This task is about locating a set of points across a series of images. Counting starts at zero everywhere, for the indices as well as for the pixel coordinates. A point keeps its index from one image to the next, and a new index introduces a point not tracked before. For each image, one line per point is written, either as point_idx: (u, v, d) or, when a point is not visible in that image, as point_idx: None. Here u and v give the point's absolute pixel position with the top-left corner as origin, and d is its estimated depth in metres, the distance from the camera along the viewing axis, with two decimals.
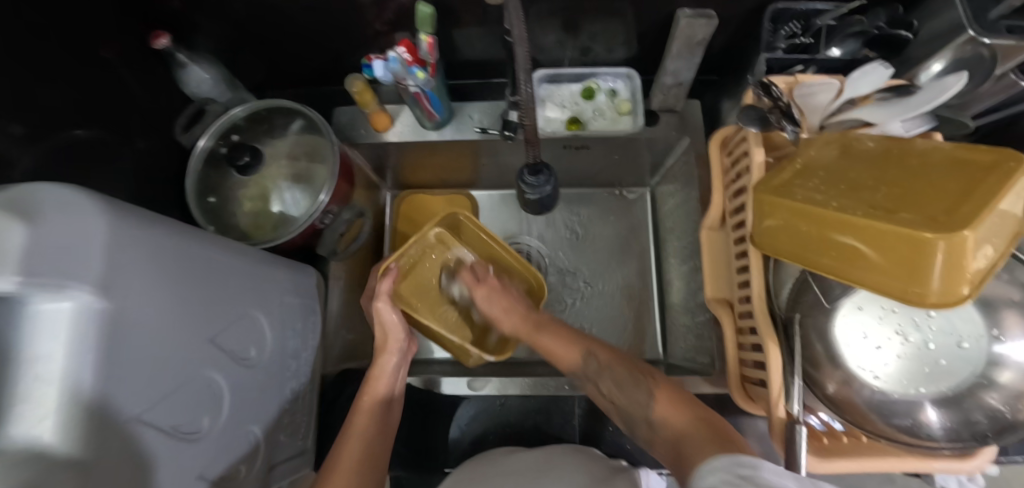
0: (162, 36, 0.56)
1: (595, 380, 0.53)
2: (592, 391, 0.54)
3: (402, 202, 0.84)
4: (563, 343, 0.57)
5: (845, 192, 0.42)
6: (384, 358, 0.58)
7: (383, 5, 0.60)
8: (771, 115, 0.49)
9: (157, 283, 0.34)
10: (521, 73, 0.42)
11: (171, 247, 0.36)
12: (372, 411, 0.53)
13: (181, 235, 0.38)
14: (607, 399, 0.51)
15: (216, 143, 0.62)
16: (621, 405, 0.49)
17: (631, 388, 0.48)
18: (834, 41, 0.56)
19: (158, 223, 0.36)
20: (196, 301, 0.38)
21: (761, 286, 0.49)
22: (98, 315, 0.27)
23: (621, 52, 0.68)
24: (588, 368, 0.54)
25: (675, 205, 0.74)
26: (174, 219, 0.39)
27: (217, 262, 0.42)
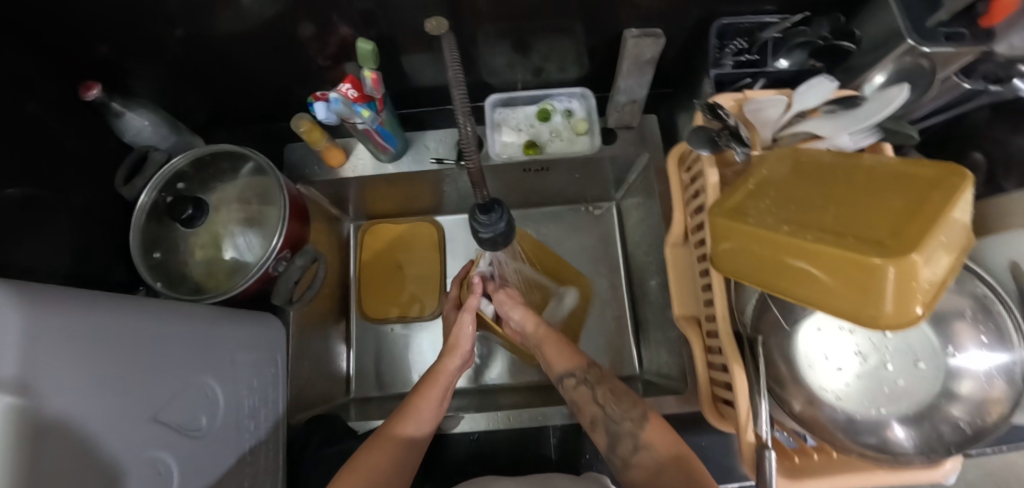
0: (93, 86, 0.53)
1: (592, 386, 0.53)
2: (581, 396, 0.53)
3: (365, 234, 0.82)
4: (567, 348, 0.58)
5: (795, 213, 0.41)
6: (451, 357, 0.60)
7: (326, 39, 0.58)
8: (720, 137, 0.48)
9: (89, 366, 0.31)
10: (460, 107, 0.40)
11: (101, 324, 0.33)
12: (433, 403, 0.55)
13: (112, 309, 0.35)
14: (596, 404, 0.51)
15: (159, 193, 0.59)
16: (613, 414, 0.50)
17: (623, 399, 0.51)
18: (781, 53, 0.56)
19: (84, 302, 0.33)
20: (135, 378, 0.36)
21: (724, 308, 0.49)
22: (18, 415, 0.25)
23: (574, 71, 0.67)
24: (587, 376, 0.54)
25: (640, 220, 0.73)
26: (103, 292, 0.36)
27: (159, 331, 0.39)
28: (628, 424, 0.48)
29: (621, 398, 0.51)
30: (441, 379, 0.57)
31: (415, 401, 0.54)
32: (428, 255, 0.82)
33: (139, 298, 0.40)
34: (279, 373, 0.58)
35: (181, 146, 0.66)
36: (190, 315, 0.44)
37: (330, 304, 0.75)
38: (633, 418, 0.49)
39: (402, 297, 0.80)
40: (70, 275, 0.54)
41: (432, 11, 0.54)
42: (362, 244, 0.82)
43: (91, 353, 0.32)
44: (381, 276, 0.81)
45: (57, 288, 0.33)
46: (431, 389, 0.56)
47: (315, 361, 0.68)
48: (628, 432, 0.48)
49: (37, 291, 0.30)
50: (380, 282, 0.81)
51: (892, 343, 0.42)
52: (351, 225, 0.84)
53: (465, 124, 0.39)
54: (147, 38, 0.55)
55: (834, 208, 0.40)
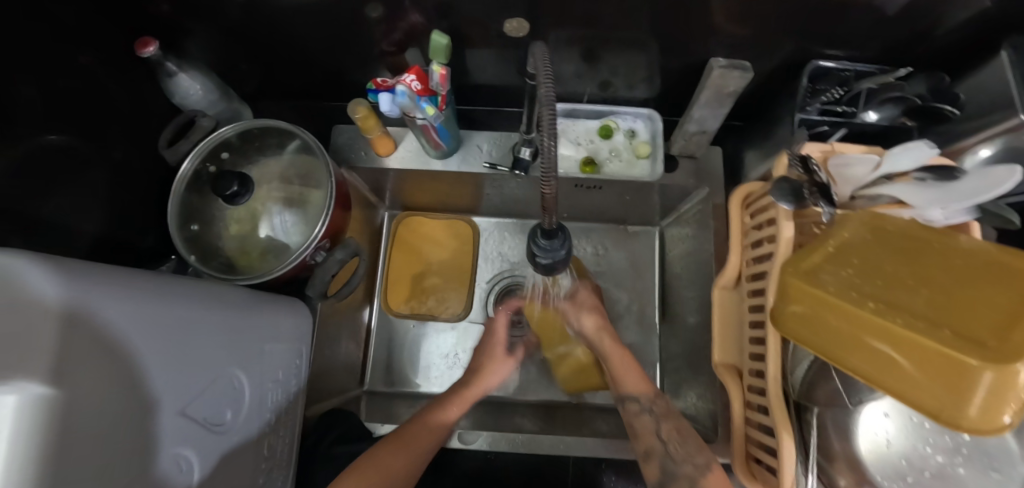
0: (150, 43, 0.51)
1: (658, 420, 0.54)
2: (643, 425, 0.55)
3: (398, 225, 0.80)
4: (636, 373, 0.59)
5: (880, 289, 0.39)
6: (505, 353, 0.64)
7: (394, 24, 0.56)
8: (805, 189, 0.45)
9: (126, 355, 0.29)
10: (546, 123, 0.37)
11: (142, 310, 0.32)
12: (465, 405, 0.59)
13: (150, 294, 0.33)
14: (660, 439, 0.53)
15: (202, 164, 0.57)
16: (675, 455, 0.51)
17: (687, 442, 0.52)
18: (871, 105, 0.53)
19: (125, 285, 0.31)
20: (169, 369, 0.34)
21: (775, 368, 0.47)
22: (53, 409, 0.22)
23: (641, 90, 0.64)
24: (653, 407, 0.56)
25: (685, 253, 0.71)
26: (143, 274, 0.35)
27: (195, 319, 0.37)
28: (689, 467, 0.50)
29: (685, 441, 0.52)
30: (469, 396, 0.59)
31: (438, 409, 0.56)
32: (458, 250, 0.80)
33: (181, 280, 0.39)
34: (303, 366, 0.56)
35: (228, 113, 0.63)
36: (227, 302, 0.43)
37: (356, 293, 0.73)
38: (697, 463, 0.50)
39: (428, 287, 0.78)
40: (100, 234, 0.53)
41: (512, 12, 0.51)
42: (393, 235, 0.80)
43: (128, 342, 0.30)
44: (408, 266, 0.79)
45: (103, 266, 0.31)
46: (469, 391, 0.60)
47: (335, 350, 0.66)
48: (686, 475, 0.49)
49: (82, 271, 0.28)
50: (405, 273, 0.79)
51: (966, 445, 0.40)
52: (385, 213, 0.82)
53: (546, 145, 0.36)
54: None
55: (927, 292, 0.37)
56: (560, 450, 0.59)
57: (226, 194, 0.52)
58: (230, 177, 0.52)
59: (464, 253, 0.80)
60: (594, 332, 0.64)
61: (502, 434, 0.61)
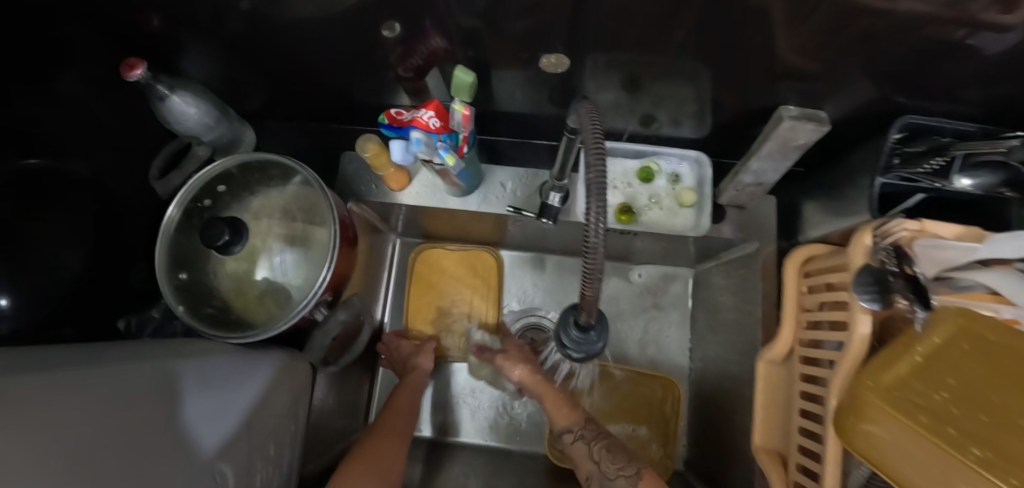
0: (138, 66, 0.44)
1: (589, 442, 0.54)
2: (578, 451, 0.54)
3: (416, 257, 0.74)
4: (564, 401, 0.58)
5: (990, 427, 0.31)
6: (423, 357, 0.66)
7: (413, 48, 0.49)
8: (893, 282, 0.38)
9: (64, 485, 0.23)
10: (592, 201, 0.29)
11: (83, 419, 0.27)
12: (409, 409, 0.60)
13: (95, 403, 0.29)
14: (592, 460, 0.53)
15: (195, 197, 0.51)
16: (607, 471, 0.50)
17: (616, 457, 0.52)
18: (965, 170, 0.45)
19: (57, 404, 0.27)
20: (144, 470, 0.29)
21: (834, 481, 0.41)
22: None
23: (689, 128, 0.57)
24: (585, 432, 0.55)
25: (722, 308, 0.64)
26: (63, 385, 0.29)
27: (156, 418, 0.33)
28: (621, 481, 0.49)
29: (615, 456, 0.52)
30: (415, 383, 0.63)
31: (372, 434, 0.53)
32: (479, 282, 0.74)
33: (140, 377, 0.35)
34: (301, 429, 0.51)
35: (227, 136, 0.57)
36: (201, 388, 0.39)
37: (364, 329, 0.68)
38: (626, 475, 0.49)
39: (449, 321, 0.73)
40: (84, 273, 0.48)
41: (553, 42, 0.44)
42: (409, 268, 0.74)
43: (75, 454, 0.25)
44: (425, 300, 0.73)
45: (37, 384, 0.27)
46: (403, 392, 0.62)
47: (337, 395, 0.62)
48: None
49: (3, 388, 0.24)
50: (421, 308, 0.73)
51: None
52: (396, 240, 0.76)
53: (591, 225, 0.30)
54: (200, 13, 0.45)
55: None
56: None
57: (217, 244, 0.45)
58: (221, 224, 0.46)
59: (484, 289, 0.73)
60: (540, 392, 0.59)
61: None
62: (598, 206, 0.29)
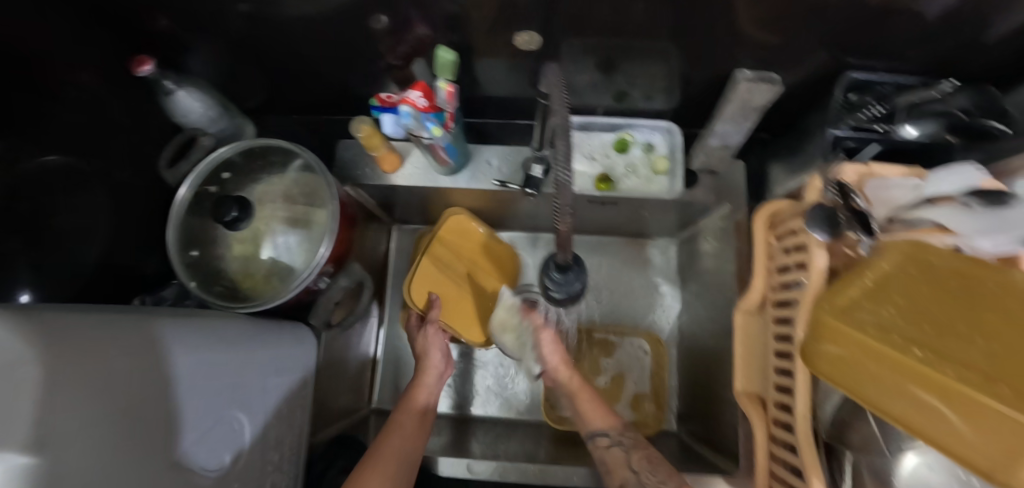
0: (145, 63, 0.49)
1: (626, 449, 0.51)
2: (614, 457, 0.50)
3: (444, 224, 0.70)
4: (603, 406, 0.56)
5: (924, 333, 0.36)
6: (426, 375, 0.59)
7: (400, 37, 0.53)
8: (841, 217, 0.42)
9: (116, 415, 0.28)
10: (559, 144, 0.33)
11: (132, 364, 0.30)
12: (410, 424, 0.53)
13: (145, 347, 0.32)
14: (629, 468, 0.48)
15: (203, 183, 0.55)
16: (646, 482, 0.46)
17: (658, 468, 0.47)
18: (912, 119, 0.48)
19: (134, 332, 0.32)
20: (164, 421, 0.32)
21: (804, 406, 0.44)
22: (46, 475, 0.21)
23: (660, 102, 0.61)
24: (622, 439, 0.52)
25: (703, 271, 0.68)
26: (136, 318, 0.33)
27: (204, 359, 0.37)
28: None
29: (658, 469, 0.47)
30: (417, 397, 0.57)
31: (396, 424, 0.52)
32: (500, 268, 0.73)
33: (180, 321, 0.37)
34: (308, 394, 0.55)
35: (230, 130, 0.61)
36: (235, 337, 0.43)
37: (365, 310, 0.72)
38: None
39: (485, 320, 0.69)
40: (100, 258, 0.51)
41: (526, 23, 0.48)
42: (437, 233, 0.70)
43: (133, 382, 0.30)
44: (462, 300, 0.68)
45: (92, 319, 0.30)
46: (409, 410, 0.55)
47: (341, 371, 0.65)
48: None
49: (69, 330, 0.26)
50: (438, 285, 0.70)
51: None
52: (393, 228, 0.79)
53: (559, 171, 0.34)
54: (207, 13, 0.49)
55: (980, 340, 0.33)
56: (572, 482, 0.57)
57: (226, 220, 0.49)
58: (229, 202, 0.49)
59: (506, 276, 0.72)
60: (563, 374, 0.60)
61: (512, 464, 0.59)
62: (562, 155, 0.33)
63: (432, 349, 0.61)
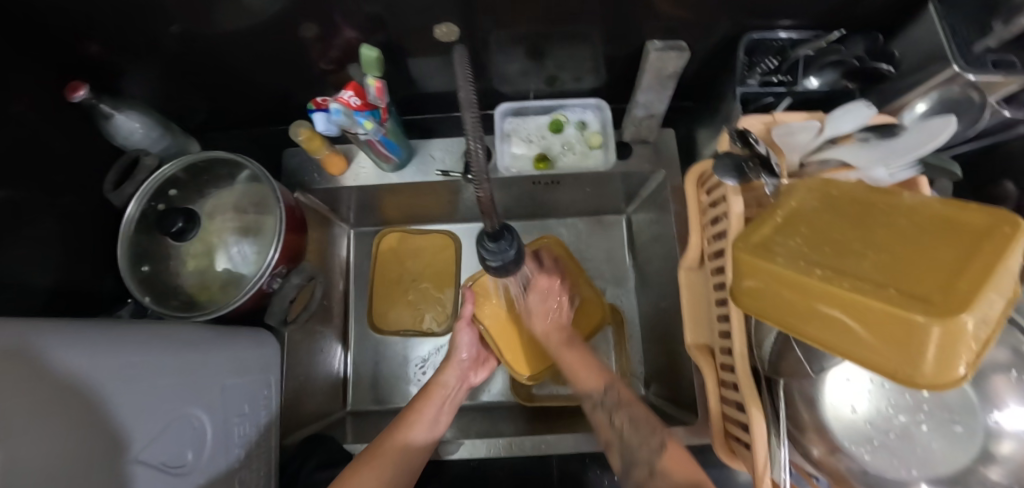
0: (79, 88, 0.50)
1: (611, 412, 0.54)
2: (598, 419, 0.54)
3: (380, 242, 0.79)
4: (590, 369, 0.59)
5: (828, 256, 0.38)
6: (447, 372, 0.64)
7: (330, 42, 0.55)
8: (748, 164, 0.45)
9: (60, 416, 0.28)
10: (466, 115, 0.33)
11: (69, 367, 0.30)
12: (428, 417, 0.58)
13: (83, 352, 0.32)
14: (615, 430, 0.52)
15: (150, 202, 0.56)
16: (631, 442, 0.50)
17: (641, 426, 0.51)
18: (811, 71, 0.54)
19: (66, 341, 0.32)
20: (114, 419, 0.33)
21: (741, 345, 0.47)
22: None
23: (589, 81, 0.64)
24: (606, 399, 0.55)
25: (651, 238, 0.71)
26: (68, 327, 0.33)
27: (149, 365, 0.38)
28: (646, 452, 0.48)
29: (638, 426, 0.51)
30: (436, 394, 0.61)
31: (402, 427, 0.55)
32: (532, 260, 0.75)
33: (119, 331, 0.38)
34: (273, 396, 0.56)
35: (174, 148, 0.62)
36: (180, 345, 0.43)
37: (330, 313, 0.73)
38: (651, 446, 0.49)
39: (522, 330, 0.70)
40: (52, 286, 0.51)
41: (445, 15, 0.50)
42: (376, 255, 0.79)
43: (75, 387, 0.30)
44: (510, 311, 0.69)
45: (27, 328, 0.30)
46: (427, 402, 0.60)
47: (310, 373, 0.66)
48: (644, 460, 0.48)
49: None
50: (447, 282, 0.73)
51: (927, 401, 0.39)
52: (351, 232, 0.81)
53: (475, 148, 0.33)
54: (138, 35, 0.51)
55: (872, 254, 0.37)
56: (544, 451, 0.59)
57: (172, 231, 0.52)
58: (175, 213, 0.53)
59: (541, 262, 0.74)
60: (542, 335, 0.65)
61: (482, 440, 0.61)
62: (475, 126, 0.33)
63: (461, 347, 0.67)
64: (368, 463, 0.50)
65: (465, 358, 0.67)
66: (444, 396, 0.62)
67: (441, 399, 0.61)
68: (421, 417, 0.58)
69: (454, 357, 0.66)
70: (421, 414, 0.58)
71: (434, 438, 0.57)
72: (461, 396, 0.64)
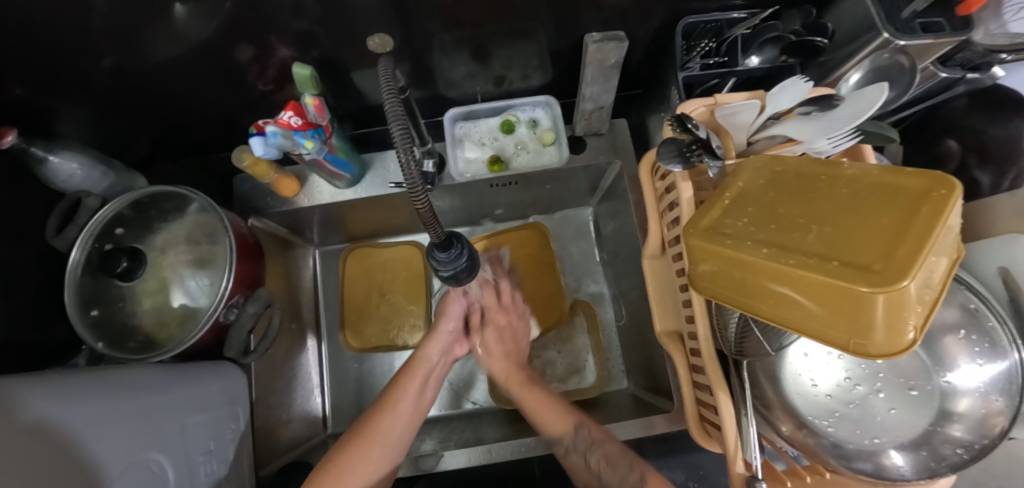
0: (7, 134, 0.46)
1: (585, 453, 0.52)
2: (575, 463, 0.52)
3: (348, 260, 0.78)
4: (552, 410, 0.56)
5: (774, 234, 0.38)
6: (429, 346, 0.61)
7: (266, 63, 0.54)
8: (691, 150, 0.46)
9: (25, 460, 0.28)
10: (390, 125, 0.30)
11: (24, 413, 0.30)
12: (411, 396, 0.56)
13: (22, 404, 0.30)
14: (592, 473, 0.51)
15: (95, 243, 0.54)
16: (609, 485, 0.49)
17: (617, 467, 0.49)
18: (752, 49, 0.54)
19: (15, 390, 0.31)
20: (72, 468, 0.31)
21: (705, 330, 0.45)
22: None
23: (537, 78, 0.64)
24: (578, 443, 0.53)
25: (616, 228, 0.72)
26: (17, 376, 0.32)
27: (106, 409, 0.37)
28: None
29: (615, 465, 0.49)
30: (419, 370, 0.58)
31: (383, 411, 0.53)
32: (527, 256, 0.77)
33: (62, 379, 0.36)
34: (240, 430, 0.55)
35: (120, 186, 0.61)
36: (136, 386, 0.42)
37: (301, 335, 0.72)
38: (632, 487, 0.47)
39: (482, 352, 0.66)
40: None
41: (379, 25, 0.49)
42: (344, 271, 0.78)
43: (32, 435, 0.29)
44: (495, 318, 0.64)
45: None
46: (410, 380, 0.57)
47: (284, 399, 0.65)
48: None
49: None
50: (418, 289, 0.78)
51: (883, 370, 0.39)
52: (317, 252, 0.81)
53: (405, 160, 0.31)
54: (66, 73, 0.49)
55: (817, 227, 0.36)
56: (524, 454, 0.59)
57: (117, 272, 0.51)
58: (119, 253, 0.52)
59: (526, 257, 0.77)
60: (504, 375, 0.62)
61: (463, 449, 0.61)
62: (401, 135, 0.30)
63: (448, 319, 0.62)
64: (357, 449, 0.50)
65: (452, 330, 0.62)
66: (427, 372, 0.59)
67: (424, 375, 0.58)
68: (403, 396, 0.55)
69: (440, 329, 0.61)
70: (404, 394, 0.55)
71: (420, 413, 0.56)
72: (444, 370, 0.61)
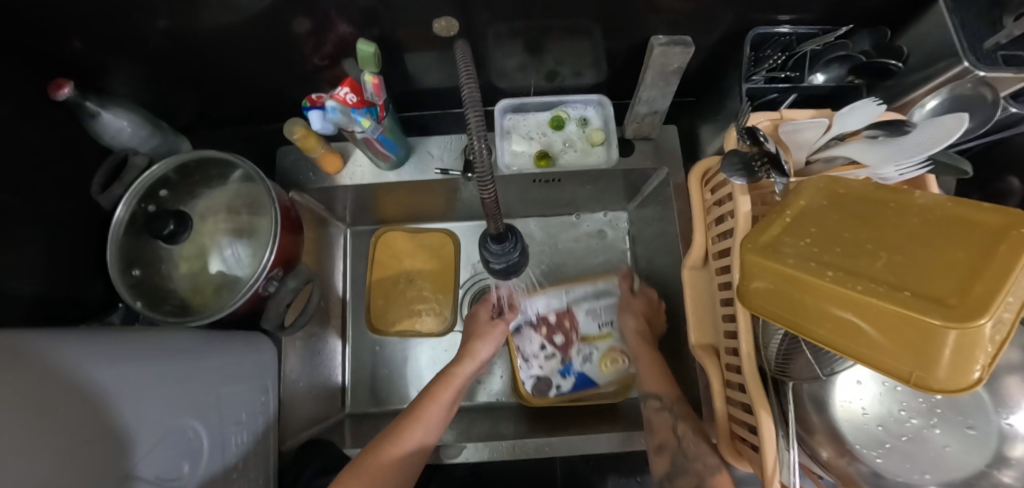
0: (64, 85, 0.46)
1: (676, 417, 0.56)
2: (660, 420, 0.57)
3: (379, 241, 0.78)
4: (662, 373, 0.62)
5: (837, 257, 0.37)
6: (468, 362, 0.63)
7: (324, 37, 0.54)
8: (757, 163, 0.45)
9: (58, 421, 0.27)
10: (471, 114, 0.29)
11: (65, 374, 0.29)
12: (443, 406, 0.57)
13: (64, 363, 0.30)
14: (673, 434, 0.54)
15: (140, 203, 0.54)
16: (687, 449, 0.52)
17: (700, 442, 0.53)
18: (818, 67, 0.53)
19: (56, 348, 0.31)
20: (112, 432, 0.31)
21: (748, 343, 0.44)
22: None
23: (590, 76, 0.63)
24: (673, 407, 0.57)
25: (653, 234, 0.71)
26: (52, 335, 0.32)
27: (145, 372, 0.37)
28: (698, 465, 0.50)
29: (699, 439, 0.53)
30: (454, 381, 0.60)
31: (411, 420, 0.54)
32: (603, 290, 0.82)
33: (102, 341, 0.36)
34: (269, 402, 0.55)
35: (165, 148, 0.61)
36: (175, 352, 0.42)
37: (329, 314, 0.73)
38: (707, 461, 0.51)
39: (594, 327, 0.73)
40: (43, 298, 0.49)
41: (444, 9, 0.48)
42: (374, 252, 0.78)
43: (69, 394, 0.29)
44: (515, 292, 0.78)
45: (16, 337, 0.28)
46: (444, 391, 0.58)
47: (308, 375, 0.65)
48: (696, 472, 0.50)
49: None
50: (444, 279, 0.78)
51: (940, 406, 0.38)
52: (348, 231, 0.80)
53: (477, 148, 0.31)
54: (124, 31, 0.48)
55: (885, 255, 0.36)
56: (546, 453, 0.59)
57: (163, 234, 0.51)
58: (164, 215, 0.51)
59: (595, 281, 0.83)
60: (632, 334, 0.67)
61: (488, 443, 0.60)
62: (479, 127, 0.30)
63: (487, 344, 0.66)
64: (380, 453, 0.50)
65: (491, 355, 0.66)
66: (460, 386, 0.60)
67: (457, 387, 0.60)
68: (431, 411, 0.56)
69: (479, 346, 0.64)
70: (433, 404, 0.56)
71: (439, 428, 0.56)
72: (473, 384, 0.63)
